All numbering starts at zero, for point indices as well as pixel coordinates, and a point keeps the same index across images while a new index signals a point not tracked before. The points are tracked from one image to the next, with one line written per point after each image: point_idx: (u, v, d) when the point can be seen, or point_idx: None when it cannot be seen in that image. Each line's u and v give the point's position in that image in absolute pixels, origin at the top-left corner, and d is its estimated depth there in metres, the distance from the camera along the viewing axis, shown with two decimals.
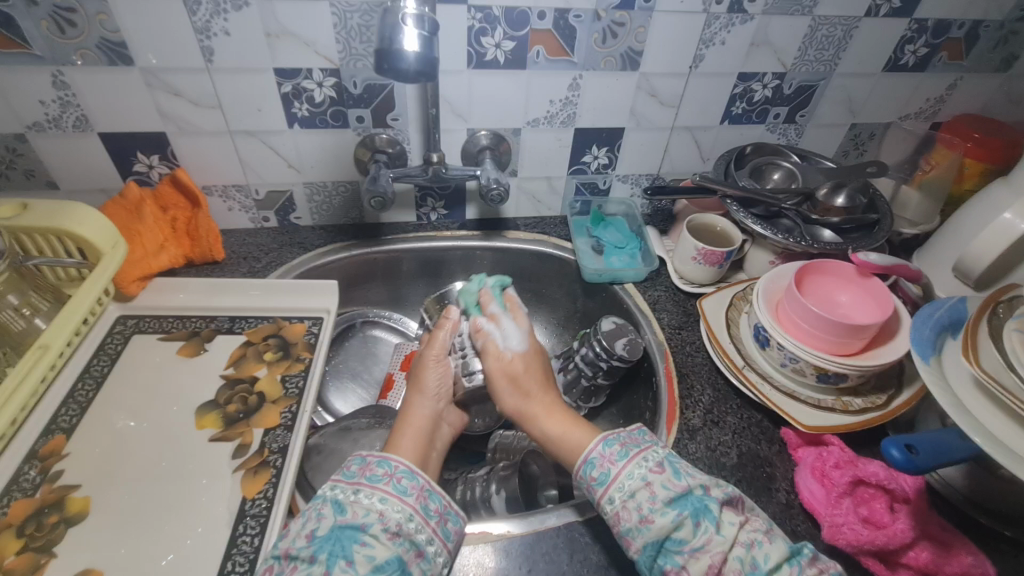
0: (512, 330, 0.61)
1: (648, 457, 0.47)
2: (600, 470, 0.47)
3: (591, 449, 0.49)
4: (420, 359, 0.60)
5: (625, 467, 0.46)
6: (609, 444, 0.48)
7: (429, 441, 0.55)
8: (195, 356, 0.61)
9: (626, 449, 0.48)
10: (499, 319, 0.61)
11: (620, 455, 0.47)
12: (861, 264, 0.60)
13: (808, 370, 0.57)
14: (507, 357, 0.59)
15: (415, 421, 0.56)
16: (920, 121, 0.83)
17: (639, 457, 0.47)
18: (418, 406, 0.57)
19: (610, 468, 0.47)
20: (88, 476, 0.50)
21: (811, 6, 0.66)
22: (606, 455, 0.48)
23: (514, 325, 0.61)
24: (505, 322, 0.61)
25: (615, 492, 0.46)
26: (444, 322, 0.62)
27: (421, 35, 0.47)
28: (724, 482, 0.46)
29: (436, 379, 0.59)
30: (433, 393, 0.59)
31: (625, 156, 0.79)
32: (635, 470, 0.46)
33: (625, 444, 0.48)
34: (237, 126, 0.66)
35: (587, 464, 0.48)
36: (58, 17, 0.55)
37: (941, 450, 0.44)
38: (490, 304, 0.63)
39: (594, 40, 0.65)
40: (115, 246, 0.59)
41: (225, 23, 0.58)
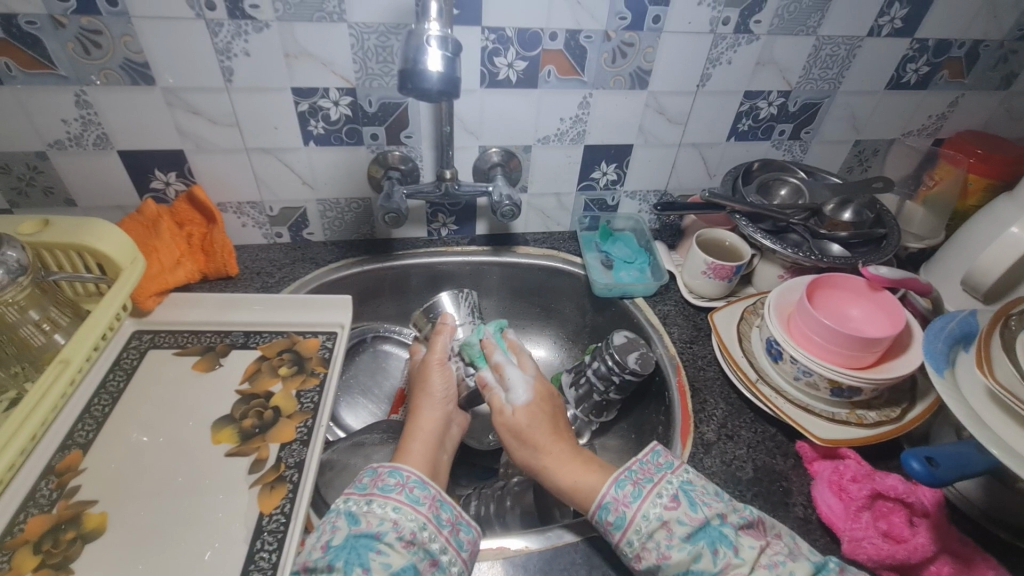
0: (519, 381, 0.58)
1: (660, 493, 0.47)
2: (616, 514, 0.47)
3: (604, 493, 0.48)
4: (425, 364, 0.62)
5: (640, 508, 0.46)
6: (621, 486, 0.48)
7: (438, 443, 0.55)
8: (209, 371, 0.62)
9: (640, 487, 0.48)
10: (504, 368, 0.59)
11: (634, 496, 0.47)
12: (872, 277, 0.61)
13: (822, 384, 0.57)
14: (510, 413, 0.56)
15: (427, 425, 0.56)
16: (922, 137, 0.84)
17: (653, 494, 0.47)
18: (427, 410, 0.58)
19: (625, 511, 0.47)
20: (105, 492, 0.50)
21: (815, 26, 0.68)
22: (620, 498, 0.47)
23: (520, 374, 0.58)
24: (509, 371, 0.59)
25: (634, 533, 0.46)
26: (441, 328, 0.65)
27: (444, 56, 0.49)
28: (741, 505, 0.47)
29: (442, 383, 0.60)
30: (441, 396, 0.59)
31: (633, 172, 0.80)
32: (651, 510, 0.46)
33: (637, 482, 0.48)
34: (254, 144, 0.67)
35: (600, 509, 0.48)
36: (84, 39, 0.56)
37: (962, 463, 0.44)
38: (495, 353, 0.60)
39: (604, 59, 0.67)
40: (134, 261, 0.60)
41: (246, 44, 0.59)
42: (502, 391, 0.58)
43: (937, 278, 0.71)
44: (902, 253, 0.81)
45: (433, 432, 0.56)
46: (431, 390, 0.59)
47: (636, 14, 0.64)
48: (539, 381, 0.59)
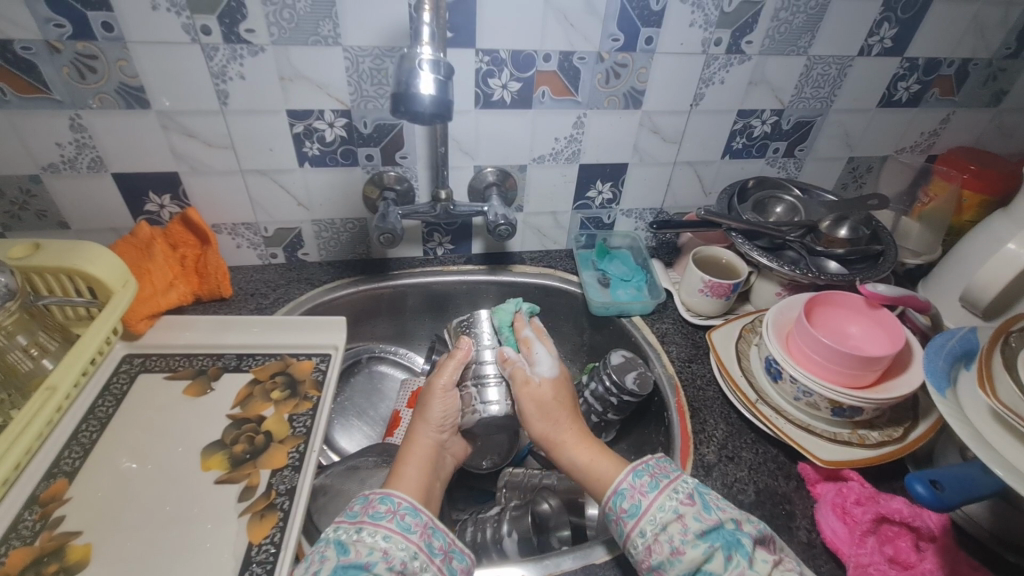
0: (545, 358, 0.59)
1: (677, 488, 0.46)
2: (631, 501, 0.46)
3: (621, 480, 0.48)
4: (427, 389, 0.59)
5: (656, 499, 0.45)
6: (639, 475, 0.47)
7: (433, 470, 0.54)
8: (201, 396, 0.61)
9: (657, 480, 0.47)
10: (533, 343, 0.60)
11: (650, 486, 0.46)
12: (869, 296, 0.60)
13: (823, 403, 0.57)
14: (536, 384, 0.57)
15: (418, 452, 0.55)
16: (915, 154, 0.84)
17: (670, 488, 0.46)
18: (421, 436, 0.56)
19: (641, 499, 0.46)
20: (90, 522, 0.48)
21: (806, 46, 0.69)
22: (636, 487, 0.47)
23: (550, 352, 0.60)
24: (537, 347, 0.60)
25: (646, 524, 0.45)
26: (453, 353, 0.60)
27: (437, 79, 0.49)
28: (754, 518, 0.45)
29: (441, 410, 0.57)
30: (438, 424, 0.57)
31: (629, 191, 0.81)
32: (666, 502, 0.45)
33: (654, 474, 0.47)
34: (249, 165, 0.67)
35: (616, 494, 0.47)
36: (79, 63, 0.56)
37: (967, 486, 0.43)
38: (524, 326, 0.62)
39: (598, 80, 0.67)
40: (125, 284, 0.60)
41: (240, 68, 0.59)
42: (525, 365, 0.59)
43: (936, 294, 0.70)
44: (899, 269, 0.80)
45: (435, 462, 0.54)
46: (427, 417, 0.57)
47: (629, 36, 0.64)
48: (562, 364, 0.61)
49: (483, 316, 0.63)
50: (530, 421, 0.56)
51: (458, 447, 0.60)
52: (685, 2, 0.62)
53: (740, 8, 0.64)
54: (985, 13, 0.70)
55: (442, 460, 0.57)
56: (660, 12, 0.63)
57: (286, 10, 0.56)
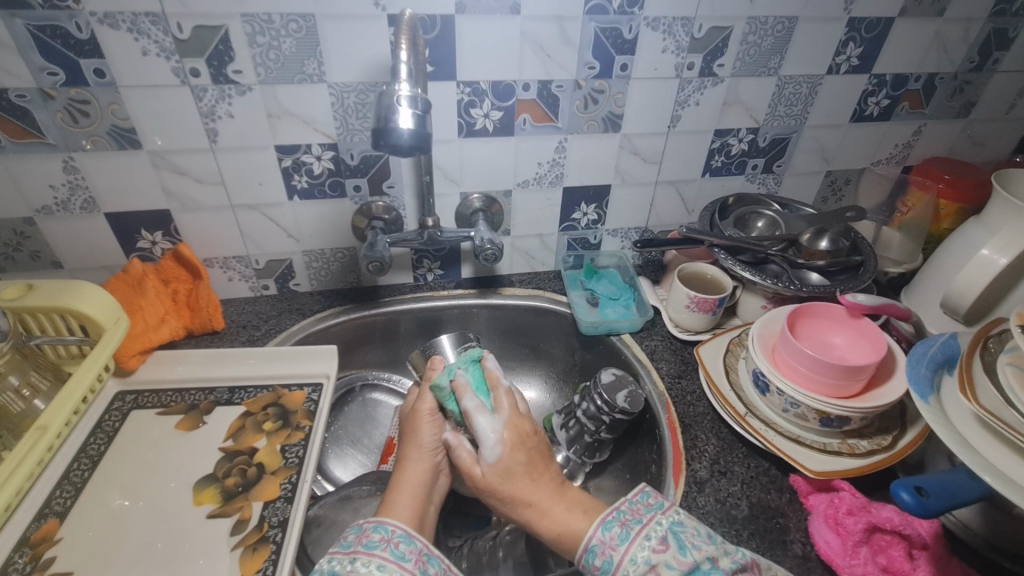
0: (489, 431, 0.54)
1: (648, 535, 0.46)
2: (602, 558, 0.46)
3: (591, 536, 0.48)
4: (414, 414, 0.59)
5: (627, 551, 0.45)
6: (608, 528, 0.48)
7: (425, 499, 0.54)
8: (193, 430, 0.61)
9: (627, 529, 0.47)
10: (475, 416, 0.54)
11: (621, 539, 0.46)
12: (850, 305, 0.61)
13: (811, 415, 0.57)
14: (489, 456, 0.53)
15: (405, 478, 0.55)
16: (891, 165, 0.86)
17: (640, 537, 0.46)
18: (415, 462, 0.56)
19: (612, 554, 0.46)
20: (80, 562, 0.48)
21: (776, 67, 0.71)
22: (606, 541, 0.47)
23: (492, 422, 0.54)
24: (500, 399, 0.56)
25: None
26: (429, 375, 0.61)
27: (415, 114, 0.51)
28: (733, 549, 0.45)
29: (433, 434, 0.58)
30: (429, 448, 0.57)
31: (613, 211, 0.82)
32: (638, 553, 0.45)
33: (625, 523, 0.47)
34: (239, 200, 0.69)
35: (587, 552, 0.47)
36: (72, 108, 0.58)
37: (952, 491, 0.43)
38: (467, 396, 0.56)
39: (576, 106, 0.70)
40: (117, 321, 0.60)
41: (229, 107, 0.61)
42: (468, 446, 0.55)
43: (918, 302, 0.71)
44: (882, 278, 0.81)
45: (422, 488, 0.54)
46: (418, 440, 0.57)
47: (604, 63, 0.67)
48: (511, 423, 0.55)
49: (447, 342, 0.71)
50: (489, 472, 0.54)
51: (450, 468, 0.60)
52: (656, 30, 0.65)
53: (710, 33, 0.67)
54: (946, 30, 0.73)
55: (436, 485, 0.57)
56: (632, 40, 0.65)
57: (272, 52, 0.59)
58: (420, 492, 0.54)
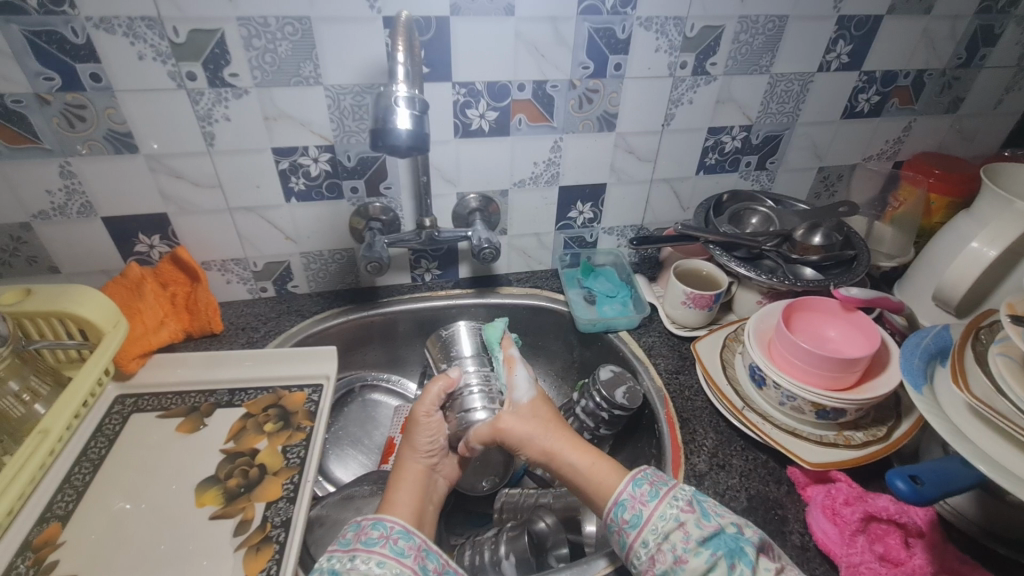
0: (525, 379, 0.60)
1: (677, 496, 0.47)
2: (632, 512, 0.47)
3: (621, 491, 0.48)
4: (410, 416, 0.59)
5: (657, 508, 0.46)
6: (639, 484, 0.48)
7: (425, 497, 0.54)
8: (194, 432, 0.61)
9: (656, 488, 0.48)
10: (515, 365, 0.61)
11: (651, 495, 0.47)
12: (844, 299, 0.62)
13: (807, 407, 0.58)
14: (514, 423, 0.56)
15: (408, 476, 0.55)
16: (883, 161, 0.88)
17: (670, 496, 0.47)
18: (410, 462, 0.56)
19: (642, 509, 0.47)
20: (83, 565, 0.48)
21: (767, 65, 0.72)
22: (637, 496, 0.48)
23: (530, 373, 0.61)
24: (518, 370, 0.61)
25: (648, 534, 0.45)
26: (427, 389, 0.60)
27: (413, 114, 0.51)
28: (753, 525, 0.47)
29: (429, 436, 0.57)
30: (424, 450, 0.57)
31: (609, 209, 0.83)
32: (667, 510, 0.46)
33: (654, 483, 0.48)
34: (237, 203, 0.69)
35: (617, 506, 0.48)
36: (68, 113, 0.58)
37: (947, 479, 0.44)
38: (511, 348, 0.63)
39: (571, 106, 0.70)
40: (117, 324, 0.61)
41: (226, 110, 0.62)
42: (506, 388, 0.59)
43: (911, 295, 0.72)
44: (875, 272, 0.82)
45: (421, 486, 0.55)
46: (412, 442, 0.57)
47: (598, 63, 0.67)
48: (540, 385, 0.61)
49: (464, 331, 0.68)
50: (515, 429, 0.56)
51: (451, 469, 0.60)
52: (649, 30, 0.66)
53: (702, 32, 0.67)
54: (934, 27, 0.74)
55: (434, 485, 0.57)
56: (626, 40, 0.66)
57: (268, 55, 0.59)
58: (420, 488, 0.55)
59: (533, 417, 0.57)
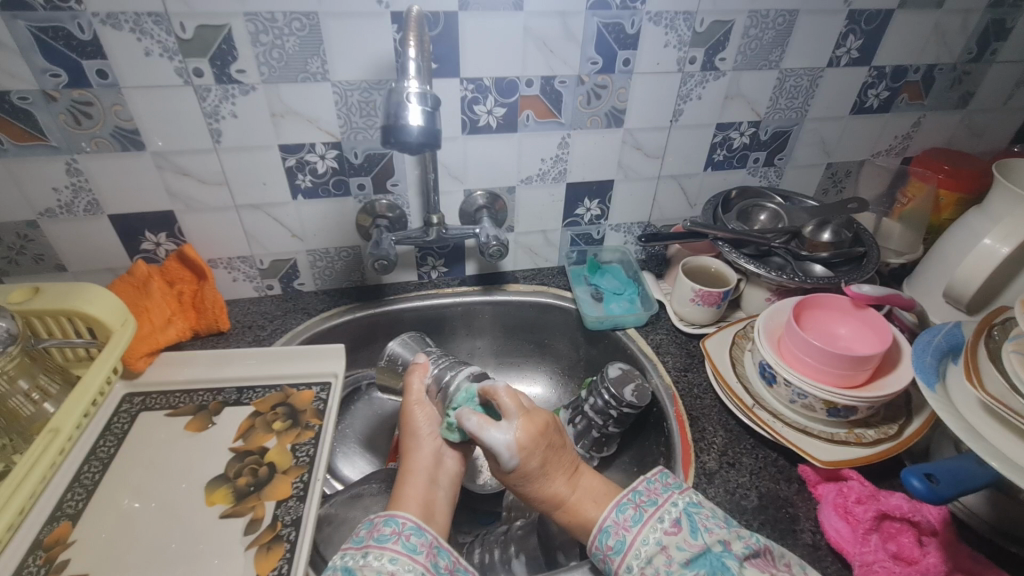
0: (502, 443, 0.51)
1: (662, 518, 0.47)
2: (616, 538, 0.48)
3: (605, 517, 0.49)
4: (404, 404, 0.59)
5: (640, 533, 0.47)
6: (622, 510, 0.49)
7: (433, 481, 0.54)
8: (202, 431, 0.61)
9: (641, 511, 0.49)
10: (482, 436, 0.51)
11: (634, 520, 0.48)
12: (855, 297, 0.62)
13: (818, 405, 0.58)
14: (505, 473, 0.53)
15: (416, 466, 0.54)
16: (891, 157, 0.87)
17: (654, 519, 0.47)
18: (416, 450, 0.56)
19: (625, 535, 0.48)
20: (93, 564, 0.48)
21: (777, 60, 0.72)
22: (620, 522, 0.49)
23: (504, 434, 0.51)
24: (490, 435, 0.51)
25: (632, 558, 0.47)
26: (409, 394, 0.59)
27: (425, 111, 0.51)
28: (747, 533, 0.46)
29: (425, 421, 0.57)
30: (428, 433, 0.57)
31: (617, 207, 0.82)
32: (650, 535, 0.47)
33: (639, 505, 0.49)
34: (243, 201, 0.69)
35: (601, 533, 0.49)
36: (75, 110, 0.58)
37: (961, 478, 0.44)
38: (467, 418, 0.52)
39: (580, 102, 0.70)
40: (124, 323, 0.60)
41: (233, 107, 0.61)
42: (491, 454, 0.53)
43: (921, 292, 0.72)
44: (884, 269, 0.82)
45: (429, 472, 0.54)
46: (413, 428, 0.57)
47: (607, 59, 0.67)
48: (523, 433, 0.52)
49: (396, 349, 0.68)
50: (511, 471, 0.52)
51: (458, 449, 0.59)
52: (658, 25, 0.65)
53: (712, 27, 0.67)
54: (945, 22, 0.73)
55: (445, 468, 0.56)
56: (635, 35, 0.65)
57: (275, 50, 0.58)
58: (430, 476, 0.54)
59: (524, 478, 0.53)
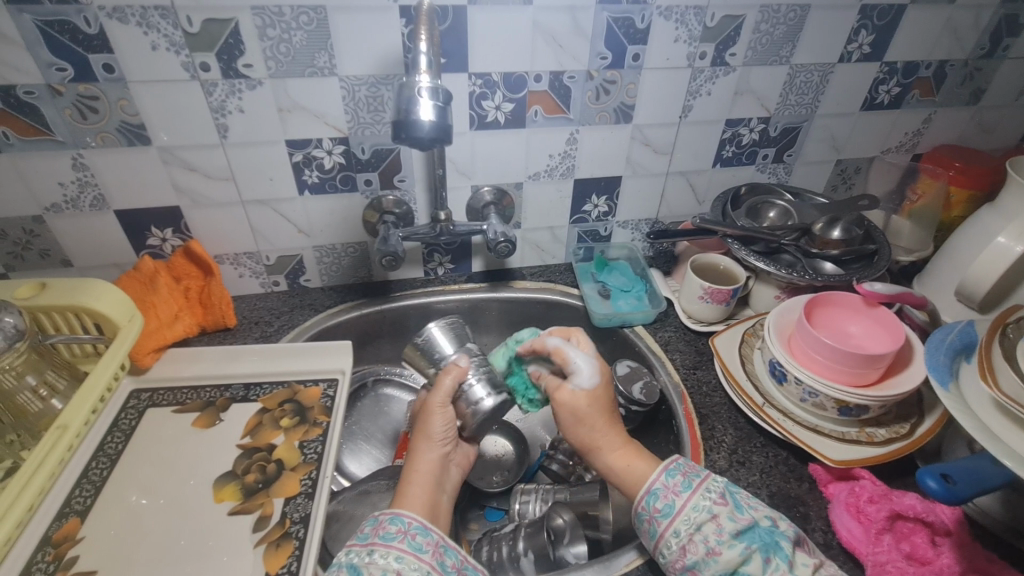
0: (585, 365, 0.52)
1: (710, 489, 0.48)
2: (664, 501, 0.48)
3: (654, 479, 0.49)
4: (425, 406, 0.55)
5: (690, 499, 0.47)
6: (672, 474, 0.49)
7: (438, 486, 0.53)
8: (210, 427, 0.60)
9: (689, 479, 0.49)
10: (566, 353, 0.52)
11: (684, 486, 0.48)
12: (867, 294, 0.61)
13: (829, 404, 0.57)
14: (572, 398, 0.52)
15: (422, 469, 0.54)
16: (901, 153, 0.86)
17: (703, 488, 0.48)
18: (424, 452, 0.54)
19: (674, 499, 0.47)
20: (103, 560, 0.48)
21: (788, 56, 0.71)
22: (670, 486, 0.48)
23: (586, 358, 0.52)
24: (571, 356, 0.52)
25: (681, 523, 0.46)
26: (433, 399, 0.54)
27: (435, 106, 0.50)
28: (787, 518, 0.48)
29: (441, 426, 0.54)
30: (440, 440, 0.54)
31: (625, 203, 0.82)
32: (700, 502, 0.47)
33: (687, 474, 0.49)
34: (250, 196, 0.68)
35: (650, 494, 0.49)
36: (81, 105, 0.57)
37: (977, 478, 0.43)
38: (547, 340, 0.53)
39: (588, 97, 0.69)
40: (132, 319, 0.60)
41: (240, 101, 0.61)
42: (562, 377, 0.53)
43: (932, 290, 0.71)
44: (894, 267, 0.82)
45: (434, 474, 0.53)
46: (427, 432, 0.54)
47: (617, 54, 0.66)
48: (600, 363, 0.54)
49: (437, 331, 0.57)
50: (560, 409, 0.53)
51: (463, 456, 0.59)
52: (668, 19, 0.64)
53: (722, 22, 0.66)
54: (958, 17, 0.72)
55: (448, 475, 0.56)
56: (645, 30, 0.65)
57: (283, 45, 0.58)
58: (435, 478, 0.53)
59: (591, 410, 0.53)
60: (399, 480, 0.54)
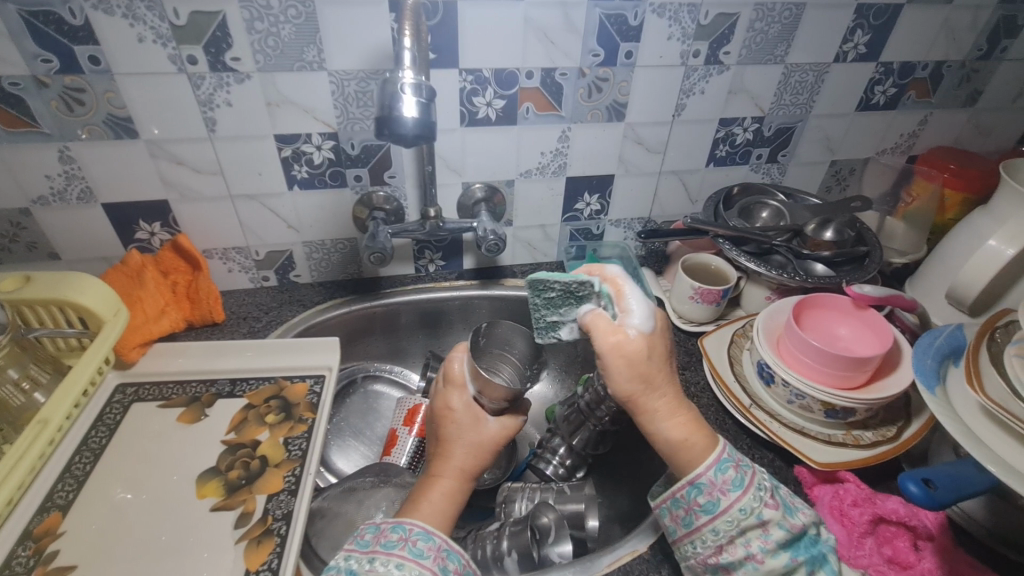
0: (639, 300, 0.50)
1: (760, 489, 0.47)
2: (708, 497, 0.47)
3: (702, 473, 0.48)
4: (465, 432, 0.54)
5: (739, 500, 0.47)
6: (722, 471, 0.48)
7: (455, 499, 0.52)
8: (195, 423, 0.60)
9: (740, 475, 0.48)
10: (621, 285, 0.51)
11: (734, 485, 0.47)
12: (856, 296, 0.61)
13: (816, 405, 0.57)
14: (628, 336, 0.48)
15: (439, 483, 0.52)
16: (896, 155, 0.85)
17: (754, 488, 0.47)
18: (444, 471, 0.53)
19: (721, 497, 0.47)
20: (83, 556, 0.48)
21: (782, 55, 0.70)
22: (718, 483, 0.47)
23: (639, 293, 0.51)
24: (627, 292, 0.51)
25: (723, 523, 0.47)
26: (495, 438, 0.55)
27: (420, 102, 0.50)
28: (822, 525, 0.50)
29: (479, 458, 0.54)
30: (467, 462, 0.53)
31: (617, 202, 0.82)
32: (750, 505, 0.46)
33: (738, 470, 0.48)
34: (239, 190, 0.68)
35: (694, 487, 0.48)
36: (67, 96, 0.57)
37: (962, 484, 0.43)
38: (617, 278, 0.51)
39: (581, 94, 0.69)
40: (117, 313, 0.60)
41: (228, 95, 0.60)
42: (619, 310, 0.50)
43: (924, 293, 0.71)
44: (886, 270, 0.81)
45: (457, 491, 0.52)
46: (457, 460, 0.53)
47: (609, 51, 0.66)
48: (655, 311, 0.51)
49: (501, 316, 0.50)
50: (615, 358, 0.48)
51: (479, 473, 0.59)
52: (662, 17, 0.64)
53: (716, 20, 0.65)
54: (955, 17, 0.71)
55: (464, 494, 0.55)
56: (638, 27, 0.64)
57: (271, 38, 0.57)
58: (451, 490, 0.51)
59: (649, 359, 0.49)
60: (415, 489, 0.53)
